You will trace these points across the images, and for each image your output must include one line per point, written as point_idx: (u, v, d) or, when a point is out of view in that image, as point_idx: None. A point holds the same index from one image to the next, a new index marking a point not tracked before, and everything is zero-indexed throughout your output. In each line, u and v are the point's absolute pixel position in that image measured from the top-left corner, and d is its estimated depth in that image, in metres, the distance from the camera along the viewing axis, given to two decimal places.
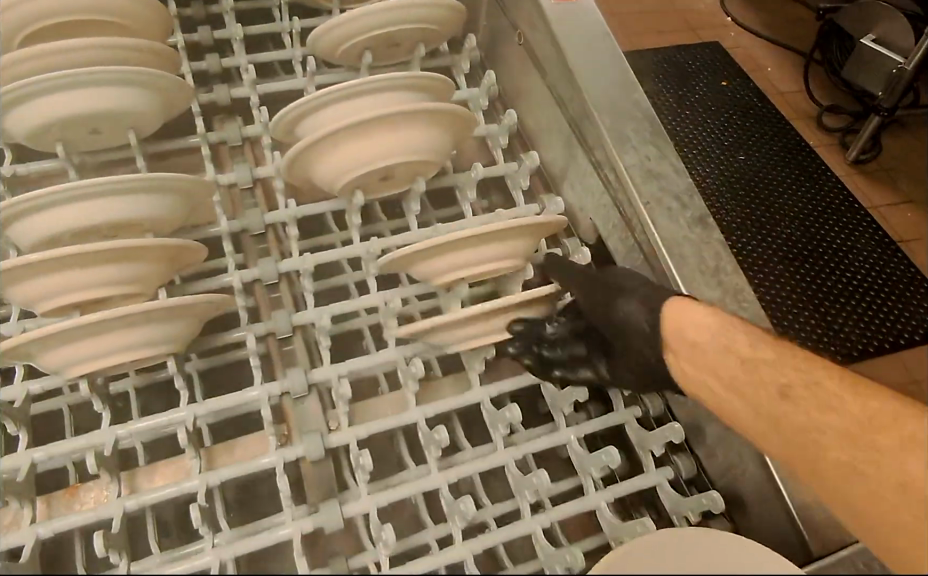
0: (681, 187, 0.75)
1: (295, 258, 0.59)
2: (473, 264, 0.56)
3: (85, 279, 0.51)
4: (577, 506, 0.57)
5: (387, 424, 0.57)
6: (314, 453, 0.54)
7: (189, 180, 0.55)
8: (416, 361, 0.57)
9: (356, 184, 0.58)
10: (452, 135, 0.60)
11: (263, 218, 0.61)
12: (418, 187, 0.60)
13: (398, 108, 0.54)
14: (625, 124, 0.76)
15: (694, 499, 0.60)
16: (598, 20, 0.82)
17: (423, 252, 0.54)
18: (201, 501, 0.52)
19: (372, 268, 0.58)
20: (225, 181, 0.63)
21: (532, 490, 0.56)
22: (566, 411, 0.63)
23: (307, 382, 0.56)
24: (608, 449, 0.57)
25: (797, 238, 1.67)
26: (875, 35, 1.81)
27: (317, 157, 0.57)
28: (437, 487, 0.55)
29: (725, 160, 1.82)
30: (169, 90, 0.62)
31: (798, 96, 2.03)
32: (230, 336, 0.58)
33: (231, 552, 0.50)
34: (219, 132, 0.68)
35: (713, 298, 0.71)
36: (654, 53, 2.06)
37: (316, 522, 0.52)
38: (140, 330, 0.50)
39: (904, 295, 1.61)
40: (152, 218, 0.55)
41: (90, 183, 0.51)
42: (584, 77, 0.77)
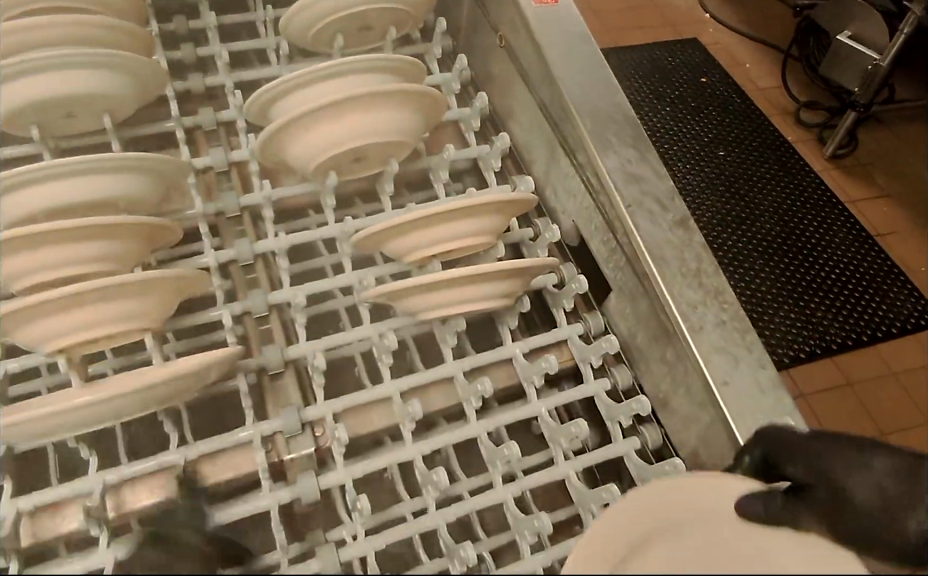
0: (663, 189, 0.75)
1: (269, 239, 0.61)
2: (445, 241, 0.57)
3: (66, 256, 0.52)
4: (547, 475, 0.59)
5: (362, 399, 0.58)
6: (291, 428, 0.56)
7: (164, 160, 0.56)
8: (389, 335, 0.59)
9: (329, 165, 0.59)
10: (424, 118, 0.62)
11: (238, 200, 0.62)
12: (391, 168, 0.62)
13: (373, 89, 0.55)
14: (599, 116, 0.78)
15: (657, 465, 0.62)
16: (574, 18, 0.85)
17: (395, 228, 0.55)
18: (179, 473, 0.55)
19: (346, 247, 0.60)
20: (200, 165, 0.64)
21: (504, 461, 0.58)
22: (538, 382, 0.63)
23: (281, 357, 0.58)
24: (577, 421, 0.59)
25: (776, 233, 1.70)
26: (850, 32, 1.84)
27: (293, 140, 0.58)
28: (412, 458, 0.57)
29: (704, 156, 1.84)
30: (144, 72, 0.63)
31: (775, 92, 2.06)
32: (205, 316, 0.59)
33: (209, 523, 0.53)
34: (194, 117, 0.68)
35: (694, 300, 0.68)
36: (633, 50, 2.09)
37: (293, 494, 0.54)
38: (119, 306, 0.51)
39: (881, 290, 1.64)
40: (127, 196, 0.57)
41: (58, 164, 0.51)
42: (559, 71, 0.80)
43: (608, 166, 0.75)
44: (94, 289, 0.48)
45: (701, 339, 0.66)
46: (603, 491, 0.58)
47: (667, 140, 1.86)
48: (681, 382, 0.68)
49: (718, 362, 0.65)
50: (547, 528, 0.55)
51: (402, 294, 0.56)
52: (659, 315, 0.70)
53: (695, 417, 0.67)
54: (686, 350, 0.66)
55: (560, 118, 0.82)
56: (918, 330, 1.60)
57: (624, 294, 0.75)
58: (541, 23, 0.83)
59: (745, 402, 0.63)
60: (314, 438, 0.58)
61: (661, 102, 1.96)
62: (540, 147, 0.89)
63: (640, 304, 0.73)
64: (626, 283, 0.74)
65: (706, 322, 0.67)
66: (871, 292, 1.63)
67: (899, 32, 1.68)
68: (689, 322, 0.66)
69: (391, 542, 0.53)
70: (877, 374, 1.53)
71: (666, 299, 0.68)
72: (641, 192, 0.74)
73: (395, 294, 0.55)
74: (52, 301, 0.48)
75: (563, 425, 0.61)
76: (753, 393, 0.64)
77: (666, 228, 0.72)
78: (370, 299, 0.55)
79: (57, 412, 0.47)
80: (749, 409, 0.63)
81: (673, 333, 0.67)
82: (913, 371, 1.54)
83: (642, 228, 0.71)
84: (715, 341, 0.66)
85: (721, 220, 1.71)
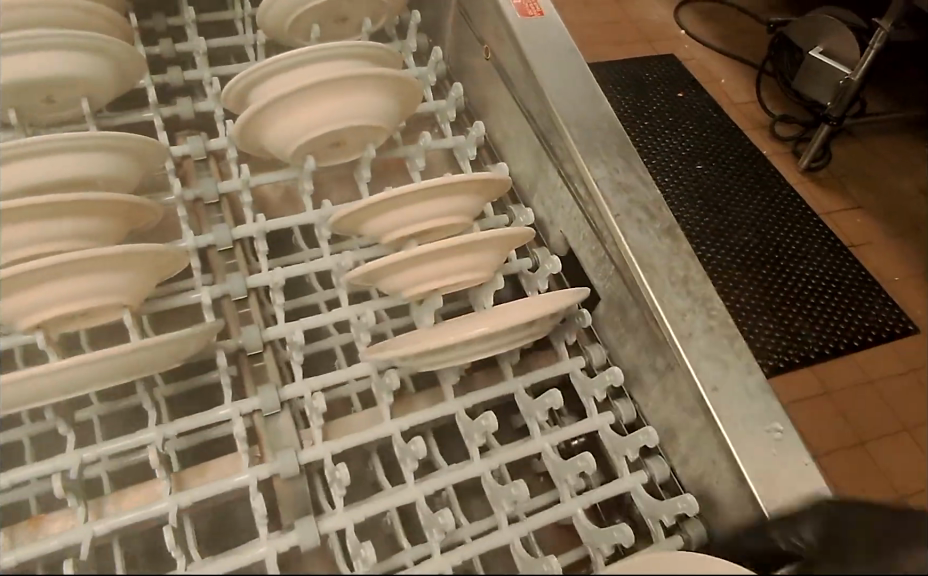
0: (650, 198, 0.79)
1: (248, 224, 0.62)
2: (422, 221, 0.59)
3: (47, 229, 0.53)
4: (524, 449, 0.61)
5: (339, 375, 0.60)
6: (270, 404, 0.57)
7: (144, 142, 0.58)
8: (369, 314, 0.60)
9: (307, 150, 0.61)
10: (401, 105, 0.64)
11: (217, 186, 0.64)
12: (369, 153, 0.63)
13: (350, 73, 0.56)
14: (579, 121, 0.82)
15: (632, 438, 0.66)
16: (561, 32, 0.88)
17: (374, 207, 0.56)
18: (158, 452, 0.55)
19: (325, 231, 0.61)
20: (178, 152, 0.66)
21: (481, 432, 0.59)
22: (541, 418, 0.63)
23: (261, 339, 0.59)
24: (550, 392, 0.62)
25: (754, 245, 1.73)
26: (822, 47, 1.89)
27: (269, 122, 0.59)
28: (390, 435, 0.58)
29: (683, 169, 1.88)
30: (121, 56, 0.64)
31: (750, 106, 2.10)
32: (183, 299, 0.59)
33: (186, 498, 0.54)
34: (172, 107, 0.72)
35: (684, 307, 0.72)
36: (609, 64, 2.14)
37: (272, 469, 0.54)
38: (107, 277, 0.52)
39: (855, 298, 1.67)
40: (104, 175, 0.58)
41: (40, 141, 0.53)
42: (539, 73, 0.83)
43: (596, 174, 0.79)
44: (75, 262, 0.49)
45: (691, 347, 0.70)
46: (578, 461, 0.60)
47: (647, 152, 1.89)
48: (672, 389, 0.73)
49: (707, 370, 0.69)
50: (524, 494, 0.56)
51: (382, 275, 0.57)
52: (649, 322, 0.74)
53: (687, 423, 0.72)
54: (677, 358, 0.71)
55: (547, 127, 0.85)
56: (895, 340, 1.62)
57: (613, 303, 0.80)
58: (526, 32, 0.86)
59: (735, 406, 0.68)
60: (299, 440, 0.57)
61: (640, 116, 1.99)
62: (526, 156, 0.92)
63: (633, 312, 0.77)
64: (618, 295, 0.79)
65: (695, 329, 0.71)
66: (847, 301, 1.66)
67: (869, 47, 1.74)
68: (679, 331, 0.71)
69: (370, 511, 0.54)
70: (853, 383, 1.54)
71: (656, 306, 0.72)
72: (629, 202, 0.78)
73: (374, 273, 0.56)
74: (31, 276, 0.49)
75: (538, 399, 0.63)
76: (741, 398, 0.68)
77: (654, 238, 0.76)
78: (348, 280, 0.57)
79: (41, 373, 0.48)
80: (739, 413, 0.67)
81: (665, 341, 0.72)
82: (886, 377, 1.57)
83: (631, 237, 0.75)
84: (703, 348, 0.70)
85: (701, 232, 1.74)
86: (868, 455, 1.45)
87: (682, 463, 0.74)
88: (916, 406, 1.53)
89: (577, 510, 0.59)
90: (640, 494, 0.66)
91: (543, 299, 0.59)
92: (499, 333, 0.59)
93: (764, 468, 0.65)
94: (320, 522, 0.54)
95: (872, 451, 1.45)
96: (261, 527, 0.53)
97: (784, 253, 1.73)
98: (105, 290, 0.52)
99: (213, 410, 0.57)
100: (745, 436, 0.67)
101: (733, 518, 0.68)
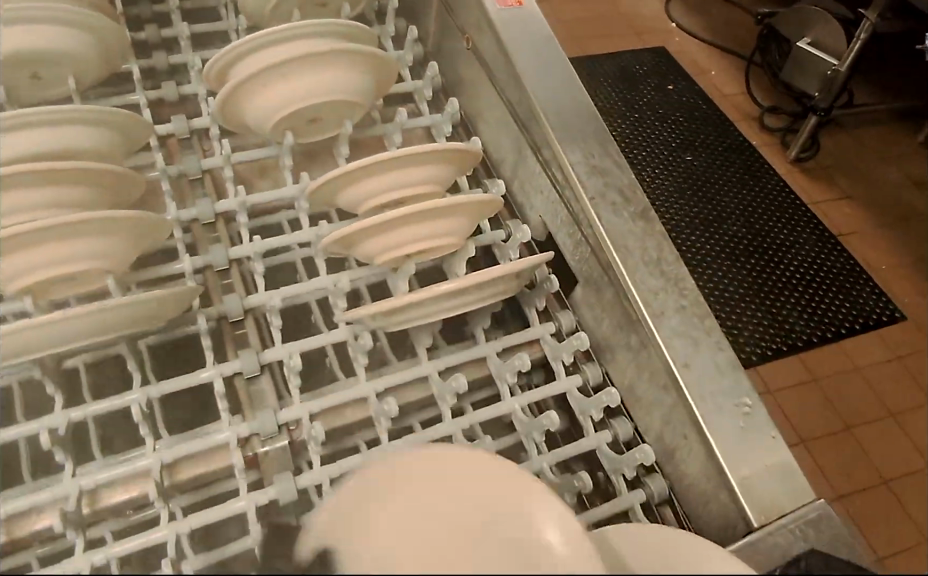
0: (625, 182, 0.82)
1: (229, 200, 0.71)
2: (394, 190, 0.69)
3: (46, 193, 0.63)
4: (496, 409, 0.69)
5: (318, 341, 0.66)
6: (251, 367, 0.63)
7: (131, 117, 0.69)
8: (344, 281, 0.69)
9: (285, 126, 0.72)
10: (374, 78, 0.74)
11: (200, 164, 0.75)
12: (347, 127, 0.74)
13: (310, 51, 0.66)
14: (556, 108, 0.84)
15: (595, 399, 0.74)
16: (540, 22, 0.91)
17: (347, 175, 0.66)
18: (142, 413, 0.60)
19: (304, 204, 0.71)
20: (163, 131, 0.76)
21: (453, 394, 0.67)
22: (510, 380, 0.72)
23: (241, 306, 0.67)
24: (520, 356, 0.70)
25: (743, 235, 1.76)
26: (810, 38, 1.91)
27: (246, 99, 0.70)
28: (366, 396, 0.64)
29: (672, 161, 1.91)
30: (108, 38, 0.74)
31: (739, 98, 2.13)
32: (170, 268, 0.68)
33: (170, 455, 0.58)
34: (158, 91, 0.78)
35: (656, 286, 0.75)
36: (599, 56, 2.17)
37: (251, 428, 0.60)
38: (94, 242, 0.61)
39: (843, 287, 1.70)
40: (97, 147, 0.69)
41: (43, 112, 0.63)
42: (518, 63, 0.86)
43: (572, 159, 0.81)
44: (67, 224, 0.58)
45: (663, 325, 0.73)
46: (544, 420, 0.69)
47: (636, 144, 1.92)
48: (645, 366, 0.76)
49: (678, 347, 0.72)
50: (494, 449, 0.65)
51: (359, 240, 0.66)
52: (623, 302, 0.77)
53: (660, 400, 0.75)
54: (649, 336, 0.73)
55: (525, 115, 0.87)
56: (881, 327, 1.65)
57: (590, 284, 0.83)
58: (506, 23, 0.89)
59: (705, 379, 0.71)
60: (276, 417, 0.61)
61: (629, 109, 2.02)
62: (506, 144, 0.95)
63: (607, 293, 0.80)
64: (593, 274, 0.82)
65: (667, 308, 0.74)
66: (835, 289, 1.69)
67: (856, 38, 1.76)
68: (651, 309, 0.74)
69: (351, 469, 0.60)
70: (841, 370, 1.57)
71: (629, 287, 0.75)
72: (604, 185, 0.81)
73: (352, 236, 0.65)
74: (31, 235, 0.57)
75: (508, 363, 0.71)
76: (710, 372, 0.71)
77: (628, 220, 0.79)
78: (325, 247, 0.66)
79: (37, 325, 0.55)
80: (709, 389, 0.70)
81: (637, 320, 0.75)
82: (873, 364, 1.59)
83: (605, 220, 0.78)
84: (675, 325, 0.73)
85: (690, 223, 1.77)
86: (857, 441, 1.47)
87: (656, 440, 0.77)
88: (904, 393, 1.56)
89: (544, 466, 0.67)
90: (603, 452, 0.73)
91: (509, 263, 0.65)
92: (463, 291, 0.66)
93: (731, 440, 0.68)
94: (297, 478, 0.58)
95: (860, 437, 1.48)
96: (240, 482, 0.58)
97: (772, 242, 1.76)
98: (93, 254, 0.61)
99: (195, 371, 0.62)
100: (713, 410, 0.69)
101: (703, 490, 0.71)
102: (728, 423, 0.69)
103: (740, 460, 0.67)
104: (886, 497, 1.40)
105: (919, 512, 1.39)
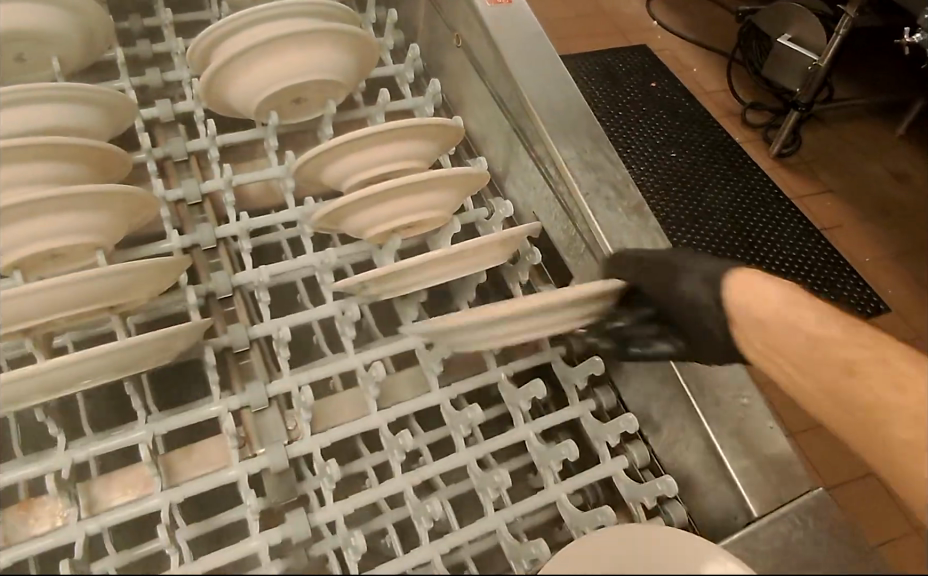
0: (618, 177, 0.83)
1: (228, 225, 0.73)
2: (373, 166, 0.72)
3: (30, 170, 0.64)
4: (509, 438, 0.69)
5: (327, 370, 0.68)
6: (258, 400, 0.65)
7: (114, 95, 0.71)
8: (331, 257, 0.72)
9: (269, 107, 0.77)
10: (356, 56, 0.79)
11: (187, 146, 0.78)
12: (329, 107, 0.79)
13: (278, 34, 0.70)
14: (544, 101, 0.84)
15: (579, 369, 0.75)
16: (531, 21, 0.90)
17: (330, 152, 0.70)
18: (148, 450, 0.62)
19: (306, 228, 0.73)
20: (147, 116, 0.79)
21: (466, 424, 0.68)
22: (524, 408, 0.72)
23: (229, 283, 0.71)
24: (534, 383, 0.70)
25: (727, 230, 1.76)
26: (790, 34, 1.92)
27: (233, 80, 0.74)
28: (377, 427, 0.67)
29: (657, 157, 1.91)
30: (91, 16, 0.77)
31: (721, 94, 2.13)
32: (159, 248, 0.71)
33: (178, 495, 0.60)
34: (142, 78, 0.82)
35: None
36: (581, 53, 2.17)
37: (261, 464, 0.62)
38: (82, 216, 0.63)
39: (827, 279, 1.70)
40: (79, 122, 0.70)
41: (26, 89, 0.65)
42: (506, 55, 0.86)
43: (566, 157, 0.81)
44: (55, 198, 0.60)
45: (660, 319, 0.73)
46: (560, 448, 0.69)
47: (621, 141, 1.92)
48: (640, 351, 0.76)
49: None
50: (507, 481, 0.65)
51: (348, 213, 0.69)
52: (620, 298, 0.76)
53: None
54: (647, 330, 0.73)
55: (516, 111, 0.87)
56: (864, 318, 1.66)
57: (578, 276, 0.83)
58: (498, 25, 0.88)
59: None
60: (287, 431, 0.66)
61: (613, 106, 2.02)
62: (495, 139, 0.93)
63: None
64: (583, 266, 0.82)
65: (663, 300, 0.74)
66: (819, 282, 1.69)
67: (833, 35, 1.77)
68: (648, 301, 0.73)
69: (360, 499, 0.62)
70: None
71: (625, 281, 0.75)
72: (598, 181, 0.81)
73: (339, 211, 0.68)
74: (17, 209, 0.59)
75: (520, 391, 0.72)
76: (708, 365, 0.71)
77: (622, 215, 0.81)
78: (314, 223, 0.70)
79: (27, 291, 0.57)
80: None
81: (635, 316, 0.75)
82: None
83: (601, 217, 0.79)
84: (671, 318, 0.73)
85: (677, 220, 1.76)
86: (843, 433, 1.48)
87: (654, 434, 0.77)
88: None
89: (561, 496, 0.67)
90: (619, 478, 0.71)
91: (491, 234, 0.69)
92: (447, 262, 0.69)
93: None
94: (312, 514, 0.61)
95: None
96: (253, 522, 0.60)
97: (756, 236, 1.76)
98: (80, 229, 0.63)
99: (202, 405, 0.65)
100: None
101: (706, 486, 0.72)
102: None
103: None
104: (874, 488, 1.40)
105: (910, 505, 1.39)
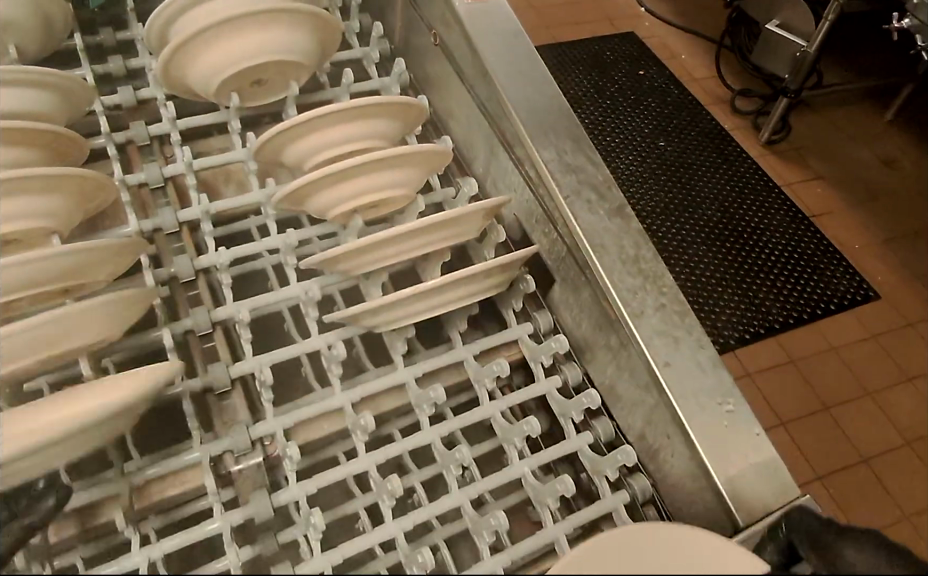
0: (599, 179, 0.79)
1: (211, 255, 0.70)
2: (333, 145, 0.70)
3: None
4: (476, 415, 0.69)
5: (317, 409, 0.66)
6: (241, 444, 0.63)
7: (74, 79, 0.70)
8: (314, 288, 0.70)
9: (229, 88, 0.74)
10: (316, 36, 0.76)
11: (148, 130, 0.77)
12: (291, 91, 0.76)
13: (230, 15, 0.67)
14: (521, 95, 0.81)
15: (544, 344, 0.75)
16: (510, 18, 0.87)
17: (285, 133, 0.68)
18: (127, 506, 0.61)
19: (269, 211, 0.73)
20: (110, 102, 0.78)
21: (457, 463, 0.66)
22: (518, 443, 0.69)
23: (209, 319, 0.68)
24: (498, 361, 0.71)
25: (714, 219, 1.75)
26: (779, 20, 1.89)
27: (190, 61, 0.71)
28: (342, 405, 0.67)
29: (643, 145, 1.89)
30: (47, 5, 0.75)
31: (708, 81, 2.10)
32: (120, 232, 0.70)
33: (158, 552, 0.59)
34: (106, 66, 0.80)
35: (634, 285, 0.72)
36: (568, 40, 2.14)
37: (246, 513, 0.60)
38: (37, 198, 0.62)
39: (815, 266, 1.69)
40: (37, 108, 0.69)
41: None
42: (483, 51, 0.83)
43: (546, 158, 0.78)
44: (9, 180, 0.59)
45: (642, 324, 0.70)
46: (524, 425, 0.69)
47: (607, 129, 1.90)
48: (625, 366, 0.73)
49: (659, 346, 0.69)
50: (468, 458, 0.65)
51: (311, 192, 0.68)
52: (600, 302, 0.74)
53: (639, 401, 0.72)
54: (629, 336, 0.70)
55: (496, 112, 0.84)
56: (854, 307, 1.64)
57: (567, 285, 0.79)
58: (475, 22, 0.85)
59: (686, 379, 0.68)
60: (265, 448, 0.66)
61: (599, 94, 2.00)
62: (475, 135, 0.91)
63: (584, 292, 0.77)
64: (569, 274, 0.78)
65: (646, 306, 0.71)
66: (808, 270, 1.68)
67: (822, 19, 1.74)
68: (630, 308, 0.71)
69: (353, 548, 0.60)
70: (818, 352, 1.56)
71: (608, 288, 0.72)
72: (577, 183, 0.77)
73: (301, 191, 0.67)
74: None
75: (486, 368, 0.72)
76: (691, 371, 0.69)
77: (604, 218, 0.76)
78: (307, 263, 0.67)
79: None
80: (690, 388, 0.68)
81: (615, 319, 0.72)
82: (848, 345, 1.59)
83: (582, 220, 0.75)
84: (655, 325, 0.71)
85: (662, 209, 1.75)
86: (834, 420, 1.47)
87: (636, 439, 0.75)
88: (883, 372, 1.55)
89: (525, 471, 0.67)
90: (583, 451, 0.71)
91: (437, 212, 0.66)
92: (392, 240, 0.67)
93: (715, 441, 0.66)
94: (281, 534, 0.61)
95: (839, 417, 1.47)
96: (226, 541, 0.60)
97: (743, 224, 1.75)
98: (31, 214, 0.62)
99: (183, 452, 0.64)
100: (697, 410, 0.67)
101: (687, 492, 0.69)
102: (710, 422, 0.66)
103: (724, 461, 0.65)
104: (866, 476, 1.40)
105: (900, 491, 1.38)
